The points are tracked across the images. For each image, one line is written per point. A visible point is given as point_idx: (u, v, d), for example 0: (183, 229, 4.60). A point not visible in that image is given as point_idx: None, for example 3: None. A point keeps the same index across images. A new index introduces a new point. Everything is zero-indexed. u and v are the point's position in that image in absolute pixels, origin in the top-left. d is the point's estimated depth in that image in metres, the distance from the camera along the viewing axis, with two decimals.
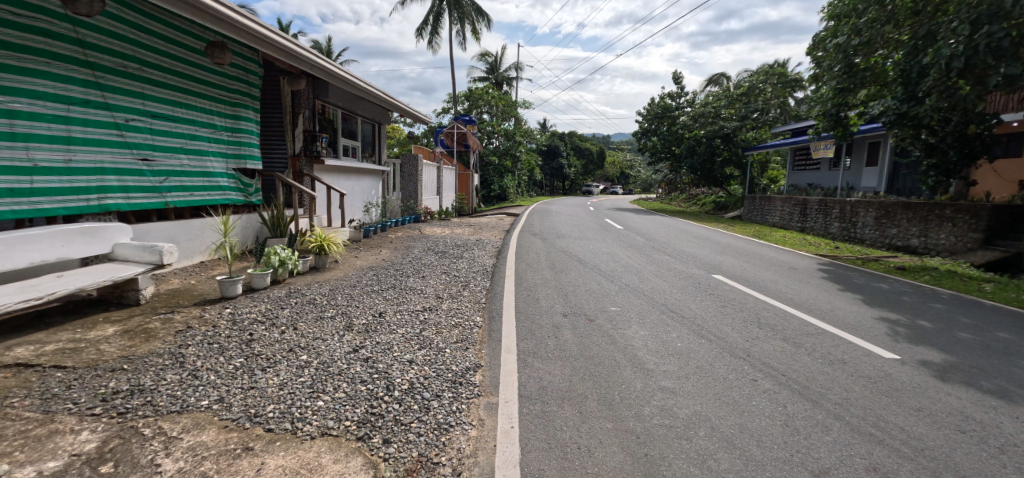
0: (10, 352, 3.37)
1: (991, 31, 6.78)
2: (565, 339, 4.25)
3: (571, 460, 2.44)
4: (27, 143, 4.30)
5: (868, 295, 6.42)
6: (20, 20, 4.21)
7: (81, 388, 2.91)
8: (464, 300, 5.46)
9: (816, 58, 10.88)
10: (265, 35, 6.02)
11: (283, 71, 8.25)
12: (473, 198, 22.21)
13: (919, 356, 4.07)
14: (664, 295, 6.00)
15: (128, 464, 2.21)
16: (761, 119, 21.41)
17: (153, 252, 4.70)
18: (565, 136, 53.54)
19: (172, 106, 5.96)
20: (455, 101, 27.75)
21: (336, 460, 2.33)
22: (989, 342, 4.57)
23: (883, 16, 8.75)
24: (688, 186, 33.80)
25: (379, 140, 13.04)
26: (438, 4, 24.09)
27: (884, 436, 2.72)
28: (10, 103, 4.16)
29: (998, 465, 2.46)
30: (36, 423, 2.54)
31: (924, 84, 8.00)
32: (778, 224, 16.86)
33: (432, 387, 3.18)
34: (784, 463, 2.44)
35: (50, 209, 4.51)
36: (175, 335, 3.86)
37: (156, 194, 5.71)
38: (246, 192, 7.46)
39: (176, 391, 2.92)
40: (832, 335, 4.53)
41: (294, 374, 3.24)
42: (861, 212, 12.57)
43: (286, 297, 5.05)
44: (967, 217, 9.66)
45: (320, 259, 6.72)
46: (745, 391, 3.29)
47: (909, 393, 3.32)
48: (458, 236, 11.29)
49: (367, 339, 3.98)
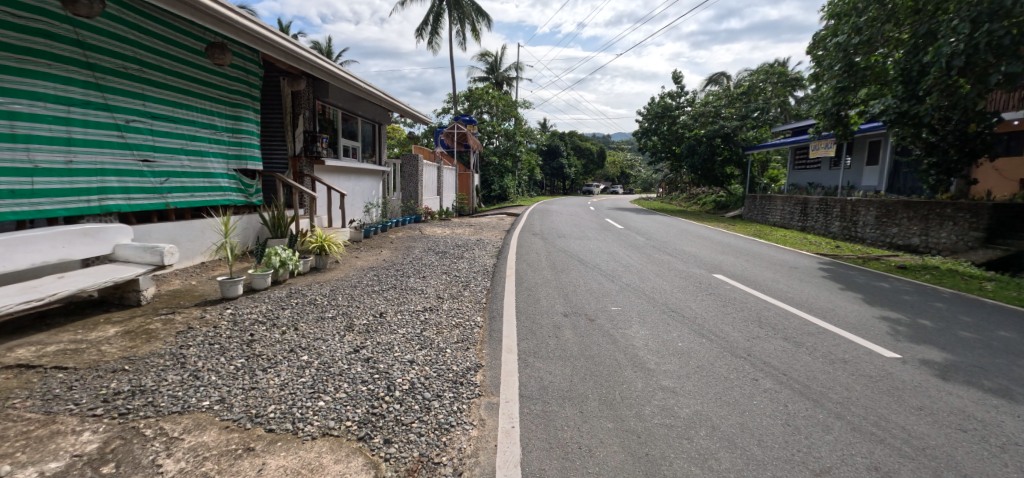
0: (11, 353, 3.38)
1: (991, 30, 6.77)
2: (565, 339, 4.25)
3: (571, 460, 2.44)
4: (28, 144, 4.30)
5: (868, 294, 6.42)
6: (20, 21, 4.21)
7: (82, 388, 2.92)
8: (464, 300, 5.46)
9: (816, 57, 10.87)
10: (266, 35, 6.02)
11: (283, 71, 8.27)
12: (473, 198, 22.25)
13: (921, 355, 4.07)
14: (665, 295, 6.00)
15: (129, 465, 2.21)
16: (761, 118, 21.26)
17: (153, 252, 4.69)
18: (566, 136, 53.64)
19: (172, 107, 5.96)
20: (455, 101, 27.77)
21: (337, 460, 2.33)
22: (990, 340, 4.56)
23: (882, 15, 8.73)
24: (688, 186, 33.84)
25: (379, 140, 13.04)
26: (438, 4, 24.09)
27: (884, 436, 2.72)
28: (11, 104, 4.16)
29: (999, 463, 2.46)
30: (37, 424, 2.54)
31: (925, 83, 7.98)
32: (778, 224, 16.85)
33: (432, 387, 3.18)
34: (784, 463, 2.44)
35: (50, 211, 4.51)
36: (176, 335, 3.87)
37: (156, 194, 5.71)
38: (246, 192, 7.46)
39: (178, 391, 2.92)
40: (832, 334, 4.53)
41: (295, 374, 3.24)
42: (862, 211, 12.56)
43: (287, 298, 5.06)
44: (968, 215, 9.66)
45: (320, 259, 6.73)
46: (745, 390, 3.29)
47: (910, 392, 3.31)
48: (459, 236, 11.30)
49: (367, 339, 3.98)
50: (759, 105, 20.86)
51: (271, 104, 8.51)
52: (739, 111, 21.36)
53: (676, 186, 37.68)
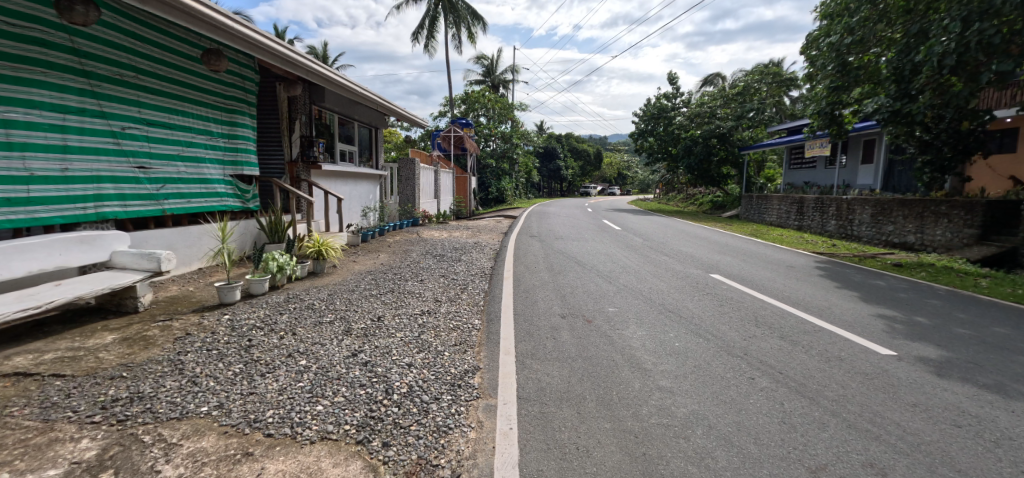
0: (9, 362, 3.37)
1: (982, 28, 6.80)
2: (563, 340, 4.28)
3: (570, 460, 2.46)
4: (24, 153, 4.31)
5: (865, 292, 6.46)
6: (16, 30, 4.21)
7: (80, 395, 2.92)
8: (462, 303, 5.48)
9: (811, 57, 10.95)
10: (263, 42, 6.06)
11: (279, 76, 8.32)
12: (471, 201, 22.37)
13: (916, 352, 4.10)
14: (663, 295, 6.02)
15: (128, 471, 2.22)
16: (757, 118, 21.41)
17: (152, 259, 4.68)
18: (563, 139, 54.00)
19: (169, 113, 5.98)
20: (452, 105, 27.88)
21: (336, 463, 2.35)
22: (985, 337, 4.60)
23: (875, 15, 8.78)
24: (686, 187, 33.93)
25: (377, 144, 13.08)
26: (433, 8, 24.15)
27: (879, 433, 2.74)
28: (7, 113, 4.18)
29: (993, 459, 2.48)
30: (36, 431, 2.54)
31: (918, 82, 8.07)
32: (775, 223, 16.91)
33: (431, 389, 3.20)
34: (780, 461, 2.46)
35: (46, 218, 4.51)
36: (175, 341, 3.87)
37: (154, 201, 5.73)
38: (244, 198, 7.49)
39: (176, 398, 2.92)
40: (828, 332, 4.57)
41: (294, 378, 3.26)
42: (857, 210, 12.62)
43: (285, 303, 5.06)
44: (962, 213, 9.74)
45: (319, 264, 6.76)
46: (742, 389, 3.31)
47: (906, 389, 3.34)
48: (457, 239, 11.35)
49: (365, 343, 4.00)
50: (755, 105, 20.97)
51: (268, 109, 8.53)
52: (735, 111, 21.49)
53: (672, 187, 37.76)
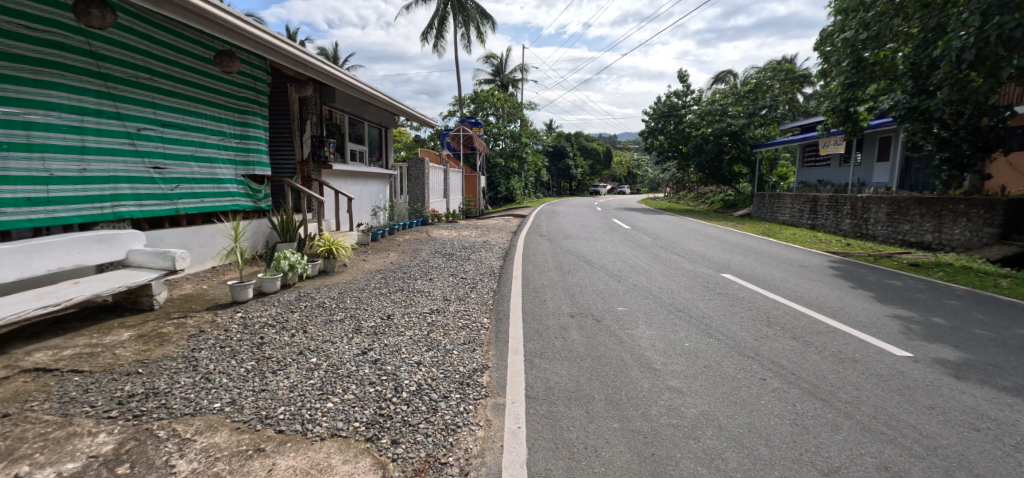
0: (29, 357, 3.45)
1: (1002, 22, 6.63)
2: (572, 340, 4.26)
3: (577, 460, 2.45)
4: (44, 154, 4.42)
5: (881, 292, 6.34)
6: (35, 34, 4.31)
7: (98, 391, 2.98)
8: (471, 301, 5.50)
9: (824, 53, 10.76)
10: (273, 43, 6.11)
11: (291, 77, 8.42)
12: (480, 201, 22.41)
13: (934, 354, 4.01)
14: (673, 295, 5.97)
15: (143, 465, 2.26)
16: (769, 115, 21.13)
17: (166, 258, 4.74)
18: (573, 139, 53.95)
19: (183, 114, 6.07)
20: (461, 105, 27.96)
21: (345, 460, 2.37)
22: (1005, 338, 4.49)
23: (891, 9, 8.56)
24: (697, 186, 33.59)
25: (386, 144, 13.17)
26: (442, 8, 24.20)
27: (895, 435, 2.69)
28: (28, 115, 4.29)
29: (1013, 463, 2.43)
30: (55, 426, 2.60)
31: (936, 77, 7.89)
32: (788, 222, 16.67)
33: (439, 388, 3.21)
34: (793, 463, 2.43)
35: (66, 218, 4.62)
36: (188, 339, 3.93)
37: (168, 201, 5.82)
38: (255, 198, 7.58)
39: (190, 394, 2.97)
40: (842, 333, 4.49)
41: (304, 376, 3.28)
42: (873, 209, 12.39)
43: (296, 301, 5.12)
44: (982, 211, 9.53)
45: (329, 263, 6.80)
46: (753, 390, 3.28)
47: (922, 391, 3.28)
48: (466, 238, 11.37)
49: (374, 341, 4.02)
50: (767, 103, 20.65)
51: (279, 110, 8.64)
52: (747, 109, 21.18)
53: (683, 187, 37.41)
